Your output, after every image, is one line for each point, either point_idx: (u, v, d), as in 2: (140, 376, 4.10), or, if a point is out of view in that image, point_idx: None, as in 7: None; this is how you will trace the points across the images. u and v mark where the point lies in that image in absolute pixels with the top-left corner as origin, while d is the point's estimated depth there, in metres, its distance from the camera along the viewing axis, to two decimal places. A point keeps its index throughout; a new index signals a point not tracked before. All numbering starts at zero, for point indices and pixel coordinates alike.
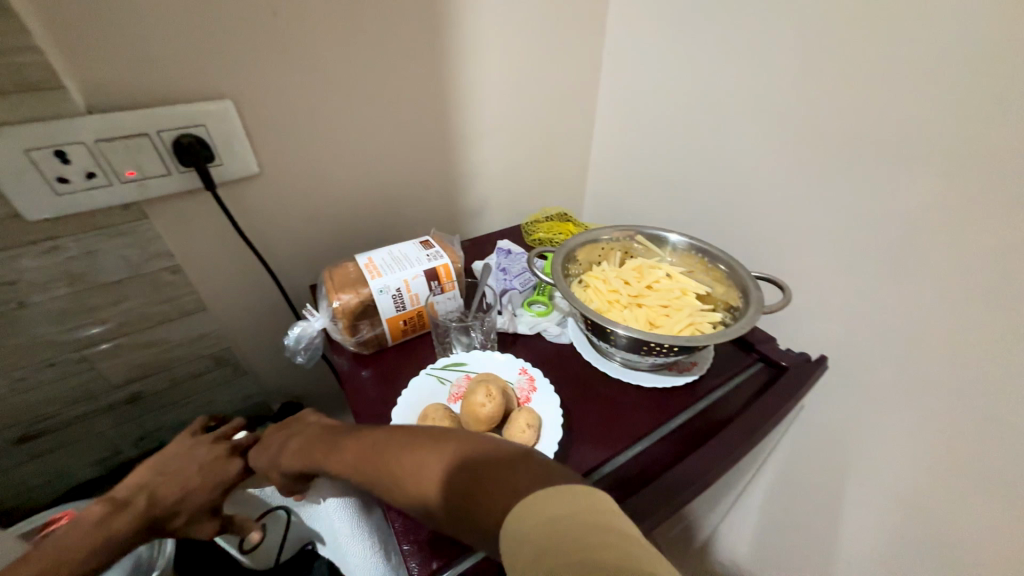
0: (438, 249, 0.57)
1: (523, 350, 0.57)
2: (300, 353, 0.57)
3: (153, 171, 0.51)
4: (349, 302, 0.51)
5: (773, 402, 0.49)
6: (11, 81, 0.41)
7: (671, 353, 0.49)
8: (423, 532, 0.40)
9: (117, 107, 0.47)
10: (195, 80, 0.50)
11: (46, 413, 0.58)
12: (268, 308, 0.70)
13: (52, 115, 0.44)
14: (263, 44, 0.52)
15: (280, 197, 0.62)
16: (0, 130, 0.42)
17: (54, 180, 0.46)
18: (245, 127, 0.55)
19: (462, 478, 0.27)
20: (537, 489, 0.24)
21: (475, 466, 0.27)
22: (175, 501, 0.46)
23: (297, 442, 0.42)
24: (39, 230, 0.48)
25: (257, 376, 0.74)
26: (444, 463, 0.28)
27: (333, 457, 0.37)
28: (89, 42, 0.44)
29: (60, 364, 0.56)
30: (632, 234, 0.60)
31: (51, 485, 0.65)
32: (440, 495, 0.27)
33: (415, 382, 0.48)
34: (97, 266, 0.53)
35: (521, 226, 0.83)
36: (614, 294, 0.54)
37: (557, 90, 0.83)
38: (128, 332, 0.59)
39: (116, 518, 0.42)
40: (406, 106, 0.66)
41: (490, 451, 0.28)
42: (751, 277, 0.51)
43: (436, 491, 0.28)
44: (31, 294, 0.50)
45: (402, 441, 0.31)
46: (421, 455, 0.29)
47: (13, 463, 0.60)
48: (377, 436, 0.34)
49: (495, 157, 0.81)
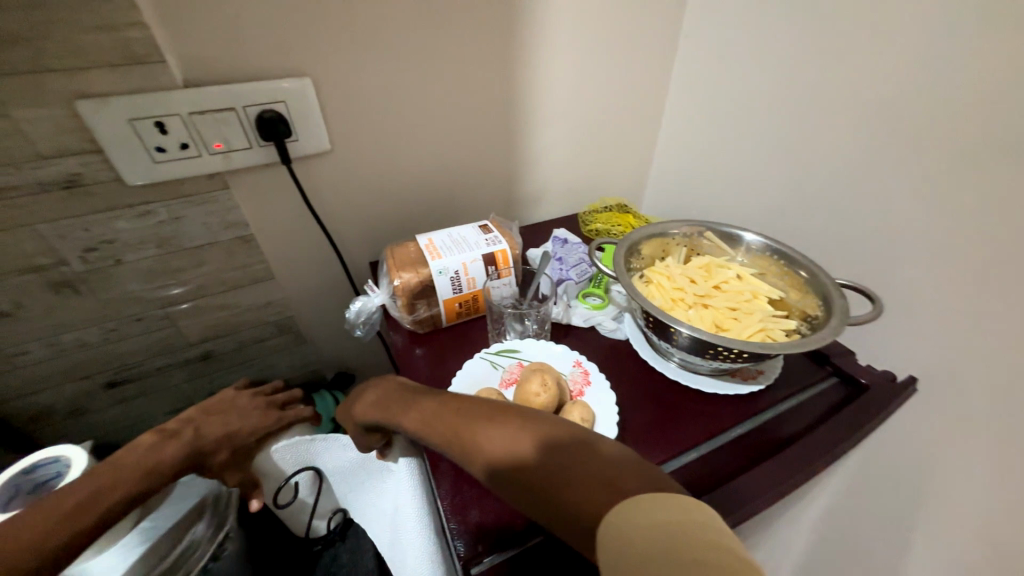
0: (497, 234, 0.57)
1: (576, 342, 0.55)
2: (359, 327, 0.59)
3: (237, 144, 0.54)
4: (409, 282, 0.52)
5: (849, 422, 0.45)
6: (121, 55, 0.44)
7: (738, 359, 0.46)
8: (470, 515, 0.41)
9: (209, 81, 0.50)
10: (278, 57, 0.52)
11: (134, 361, 0.65)
12: (329, 282, 0.73)
13: (154, 87, 0.47)
14: (341, 22, 0.53)
15: (347, 175, 0.64)
16: (111, 100, 0.45)
17: (153, 149, 0.49)
18: (320, 104, 0.57)
19: (559, 462, 0.26)
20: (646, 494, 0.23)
21: (582, 450, 0.26)
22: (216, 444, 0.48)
23: (375, 395, 0.43)
24: (135, 195, 0.52)
25: (314, 345, 0.78)
26: (541, 444, 0.28)
27: (413, 415, 0.37)
28: (187, 18, 0.46)
29: (148, 319, 0.62)
30: (701, 230, 0.56)
31: (135, 426, 0.72)
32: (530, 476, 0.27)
33: (469, 364, 0.48)
34: (182, 231, 0.57)
35: (578, 215, 0.81)
36: (678, 291, 0.51)
37: (628, 75, 0.78)
38: (205, 294, 0.63)
39: (185, 459, 0.46)
40: (474, 87, 0.66)
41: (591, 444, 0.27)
42: (836, 284, 0.46)
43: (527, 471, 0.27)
44: (127, 253, 0.55)
45: (495, 414, 0.31)
46: (516, 432, 0.29)
47: (104, 404, 0.67)
48: (466, 403, 0.34)
49: (557, 144, 0.79)
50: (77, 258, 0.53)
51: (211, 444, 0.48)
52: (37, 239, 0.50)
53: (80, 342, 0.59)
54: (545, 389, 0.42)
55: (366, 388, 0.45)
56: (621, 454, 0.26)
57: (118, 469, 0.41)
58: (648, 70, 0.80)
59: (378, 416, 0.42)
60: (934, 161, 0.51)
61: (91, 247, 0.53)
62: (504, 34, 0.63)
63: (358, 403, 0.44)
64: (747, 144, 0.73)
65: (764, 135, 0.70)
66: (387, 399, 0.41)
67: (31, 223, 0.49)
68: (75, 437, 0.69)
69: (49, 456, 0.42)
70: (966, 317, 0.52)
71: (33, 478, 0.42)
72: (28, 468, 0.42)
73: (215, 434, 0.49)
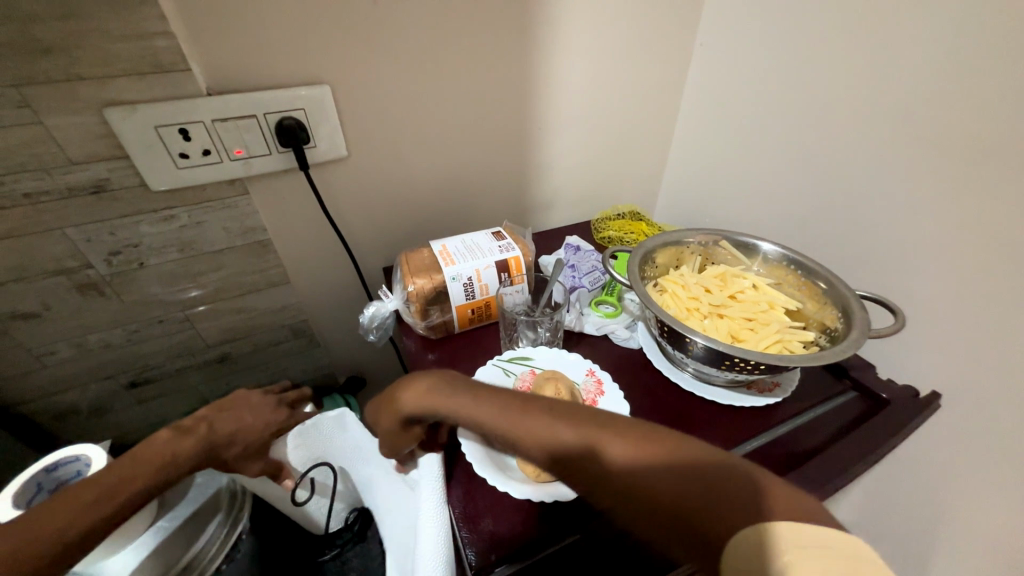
0: (510, 241, 0.57)
1: (589, 351, 0.55)
2: (372, 332, 0.59)
3: (257, 151, 0.55)
4: (423, 287, 0.52)
5: (869, 440, 0.44)
6: (148, 64, 0.45)
7: (754, 371, 0.45)
8: (484, 524, 0.41)
9: (231, 89, 0.51)
10: (299, 65, 0.53)
11: (153, 363, 0.66)
12: (343, 286, 0.73)
13: (179, 95, 0.48)
14: (361, 31, 0.54)
15: (363, 181, 0.65)
16: (137, 107, 0.46)
17: (177, 156, 0.51)
18: (338, 112, 0.58)
19: (697, 478, 0.27)
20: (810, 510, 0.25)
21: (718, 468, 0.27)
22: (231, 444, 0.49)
23: (434, 388, 0.39)
24: (158, 200, 0.53)
25: (327, 349, 0.79)
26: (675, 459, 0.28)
27: (501, 417, 0.34)
28: (212, 29, 0.47)
29: (167, 321, 0.63)
30: (717, 239, 0.56)
31: (152, 426, 0.74)
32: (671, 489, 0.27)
33: (481, 372, 0.48)
34: (203, 235, 0.58)
35: (591, 223, 0.81)
36: (693, 301, 0.51)
37: (641, 83, 0.78)
38: (223, 297, 0.64)
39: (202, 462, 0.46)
40: (488, 95, 0.66)
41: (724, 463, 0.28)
42: (857, 295, 0.46)
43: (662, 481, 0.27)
44: (149, 257, 0.57)
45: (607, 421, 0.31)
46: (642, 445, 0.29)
47: (124, 404, 0.68)
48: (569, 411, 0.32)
49: (570, 151, 0.79)
50: (102, 261, 0.54)
51: (226, 447, 0.49)
52: (64, 242, 0.51)
53: (102, 343, 0.60)
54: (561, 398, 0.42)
55: (411, 380, 0.41)
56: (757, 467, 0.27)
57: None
58: (662, 77, 0.80)
59: (438, 408, 0.38)
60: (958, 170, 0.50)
61: (115, 251, 0.54)
62: (520, 41, 0.64)
63: (406, 395, 0.40)
64: (763, 152, 0.73)
65: (779, 143, 0.70)
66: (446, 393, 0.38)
67: (59, 227, 0.50)
68: (94, 437, 0.70)
69: (71, 455, 0.43)
70: (994, 330, 0.51)
71: (55, 478, 0.43)
72: (50, 467, 0.42)
73: (227, 429, 0.48)
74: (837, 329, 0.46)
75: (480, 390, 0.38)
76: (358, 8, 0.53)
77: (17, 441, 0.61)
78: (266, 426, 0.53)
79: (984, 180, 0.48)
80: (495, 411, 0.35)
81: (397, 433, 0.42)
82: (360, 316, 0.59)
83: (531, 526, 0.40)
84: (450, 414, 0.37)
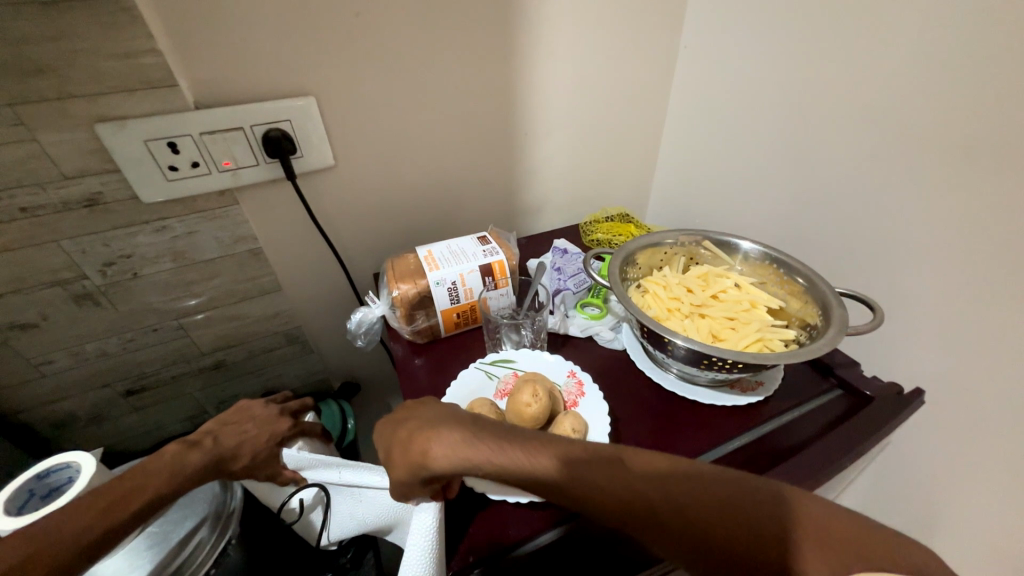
0: (495, 245, 0.58)
1: (574, 352, 0.55)
2: (360, 337, 0.60)
3: (245, 162, 0.56)
4: (407, 293, 0.53)
5: (850, 438, 0.44)
6: (137, 80, 0.47)
7: (734, 370, 0.46)
8: (468, 528, 0.42)
9: (218, 102, 0.53)
10: (285, 79, 0.55)
11: (149, 371, 0.67)
12: (336, 293, 0.75)
13: (166, 110, 0.50)
14: (347, 43, 0.56)
15: (352, 189, 0.66)
16: (127, 123, 0.48)
17: (167, 168, 0.52)
18: (324, 122, 0.59)
19: (757, 516, 0.29)
20: (862, 536, 0.28)
21: (771, 502, 0.29)
22: (217, 450, 0.49)
23: (461, 437, 0.37)
24: (150, 212, 0.55)
25: (321, 356, 0.80)
26: (730, 498, 0.30)
27: (546, 466, 0.33)
28: (199, 45, 0.49)
29: (162, 329, 0.64)
30: (699, 239, 0.56)
31: (149, 433, 0.75)
32: (733, 527, 0.29)
33: (464, 374, 0.49)
34: (195, 245, 0.59)
35: (579, 226, 0.81)
36: (674, 301, 0.51)
37: (628, 86, 0.79)
38: (217, 305, 0.65)
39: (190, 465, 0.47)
40: (474, 103, 0.67)
41: (774, 497, 0.30)
42: (836, 293, 0.46)
43: (724, 520, 0.29)
44: (143, 267, 0.58)
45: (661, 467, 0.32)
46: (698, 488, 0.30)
47: (122, 413, 0.69)
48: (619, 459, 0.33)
49: (557, 156, 0.80)
50: (96, 272, 0.56)
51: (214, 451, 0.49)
52: (60, 254, 0.53)
53: (100, 352, 0.62)
54: (534, 401, 0.42)
55: (439, 430, 0.37)
56: (805, 499, 0.30)
57: (127, 475, 0.43)
58: (649, 80, 0.80)
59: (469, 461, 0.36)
60: (941, 165, 0.51)
61: (109, 262, 0.56)
62: (504, 49, 0.65)
63: (436, 447, 0.37)
64: (750, 151, 0.73)
65: (765, 142, 0.70)
66: (487, 442, 0.35)
67: (54, 240, 0.52)
68: (94, 446, 0.71)
69: (63, 462, 0.44)
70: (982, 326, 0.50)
71: (47, 484, 0.44)
72: (42, 474, 0.44)
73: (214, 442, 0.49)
74: (817, 327, 0.46)
75: (516, 436, 0.36)
76: (342, 22, 0.54)
77: (16, 449, 0.63)
78: (258, 432, 0.54)
79: (966, 174, 0.49)
80: (545, 459, 0.34)
81: (419, 483, 0.39)
82: (349, 321, 0.59)
83: (511, 533, 0.41)
84: (491, 467, 0.35)
